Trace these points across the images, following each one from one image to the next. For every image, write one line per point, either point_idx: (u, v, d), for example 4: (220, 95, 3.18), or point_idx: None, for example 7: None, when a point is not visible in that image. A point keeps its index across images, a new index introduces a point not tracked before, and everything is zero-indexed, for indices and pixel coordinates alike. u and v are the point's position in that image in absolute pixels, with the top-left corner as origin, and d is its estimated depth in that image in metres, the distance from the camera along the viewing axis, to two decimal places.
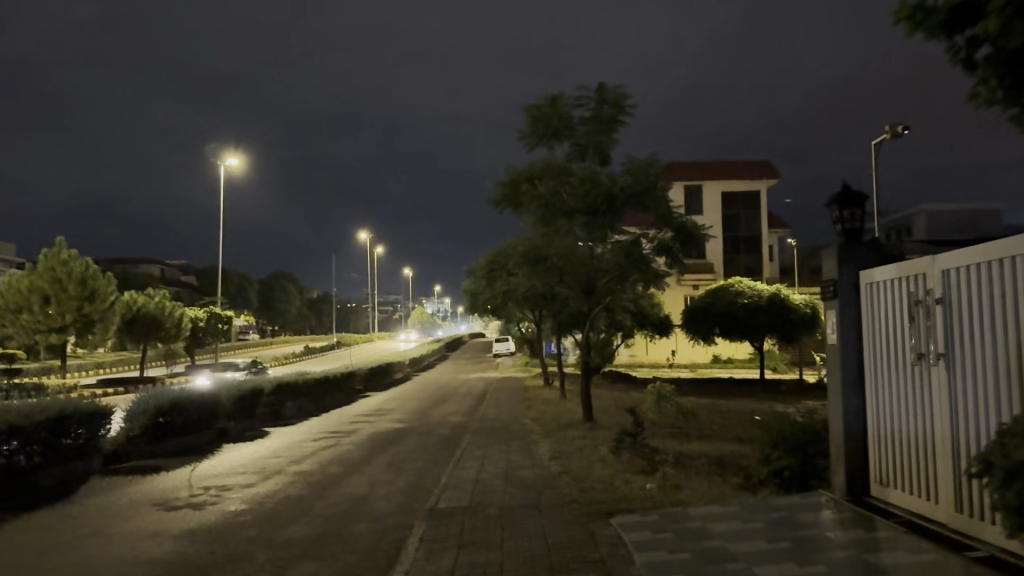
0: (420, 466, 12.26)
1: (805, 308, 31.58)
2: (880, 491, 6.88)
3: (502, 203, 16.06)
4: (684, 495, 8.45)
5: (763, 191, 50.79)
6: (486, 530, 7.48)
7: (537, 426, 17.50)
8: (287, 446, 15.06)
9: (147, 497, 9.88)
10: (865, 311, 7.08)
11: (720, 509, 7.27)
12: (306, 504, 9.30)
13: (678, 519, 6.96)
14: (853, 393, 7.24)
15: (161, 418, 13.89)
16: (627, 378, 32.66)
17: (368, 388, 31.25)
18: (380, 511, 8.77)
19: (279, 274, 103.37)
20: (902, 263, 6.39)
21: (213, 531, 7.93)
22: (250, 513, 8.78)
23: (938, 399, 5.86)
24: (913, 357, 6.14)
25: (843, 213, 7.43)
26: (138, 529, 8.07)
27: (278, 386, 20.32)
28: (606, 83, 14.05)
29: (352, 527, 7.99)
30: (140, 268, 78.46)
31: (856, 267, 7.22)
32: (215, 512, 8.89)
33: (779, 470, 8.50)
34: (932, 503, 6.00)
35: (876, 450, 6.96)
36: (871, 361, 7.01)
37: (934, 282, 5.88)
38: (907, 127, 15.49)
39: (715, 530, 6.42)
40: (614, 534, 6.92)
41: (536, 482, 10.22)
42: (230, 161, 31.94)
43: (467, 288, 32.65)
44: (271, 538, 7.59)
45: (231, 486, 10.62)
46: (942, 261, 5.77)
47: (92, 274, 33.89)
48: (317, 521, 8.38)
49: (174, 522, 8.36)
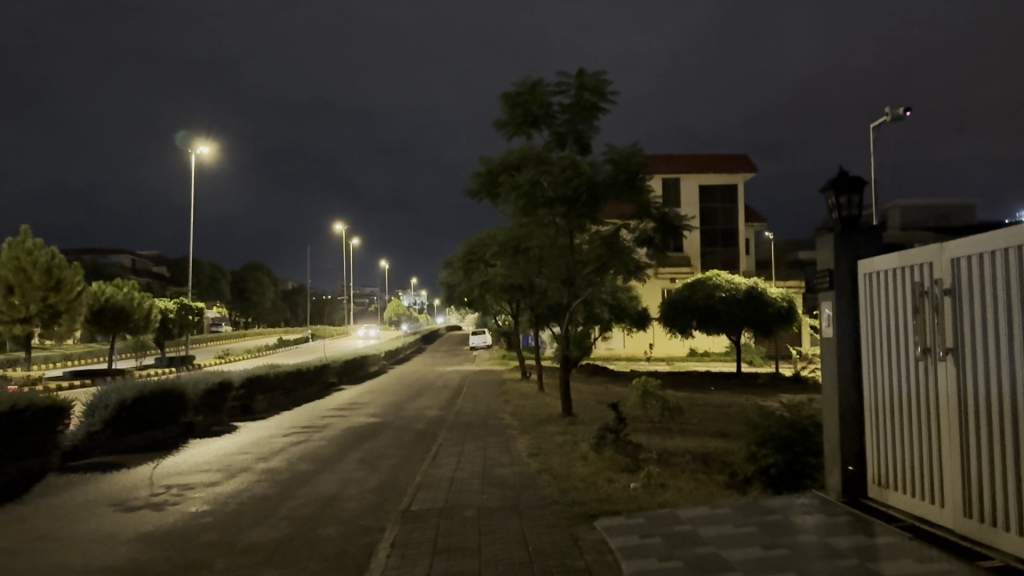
0: (394, 463, 12.03)
1: (783, 302, 31.84)
2: (878, 492, 6.83)
3: (479, 193, 15.84)
4: (669, 496, 8.36)
5: (741, 184, 50.94)
6: (462, 535, 7.32)
7: (515, 421, 17.36)
8: (255, 442, 14.79)
9: (106, 496, 9.62)
10: (863, 300, 7.02)
11: (709, 511, 7.16)
12: (271, 505, 9.07)
13: (666, 523, 6.83)
14: (850, 391, 7.17)
15: (124, 413, 13.53)
16: (604, 372, 32.71)
17: (342, 380, 30.96)
18: (351, 514, 8.58)
19: (253, 265, 102.60)
20: (906, 251, 6.30)
21: (171, 535, 7.68)
22: (211, 515, 8.55)
23: (946, 396, 5.76)
24: (919, 353, 6.04)
25: (840, 199, 7.40)
26: (95, 532, 7.82)
27: (248, 379, 20.01)
28: (587, 69, 13.87)
29: (318, 531, 7.79)
30: (109, 258, 77.20)
31: (853, 258, 7.17)
32: (175, 513, 8.62)
33: (766, 467, 8.46)
34: (940, 507, 5.91)
35: (874, 449, 6.91)
36: (868, 354, 6.94)
37: (942, 272, 5.79)
38: (909, 109, 15.56)
39: (708, 535, 6.30)
40: (598, 539, 6.78)
41: (515, 481, 10.05)
42: (201, 150, 31.37)
43: (444, 280, 32.44)
44: (233, 543, 7.36)
45: (195, 485, 10.37)
46: (951, 250, 5.68)
47: (59, 264, 33.26)
48: (283, 524, 8.14)
49: (130, 526, 8.07)
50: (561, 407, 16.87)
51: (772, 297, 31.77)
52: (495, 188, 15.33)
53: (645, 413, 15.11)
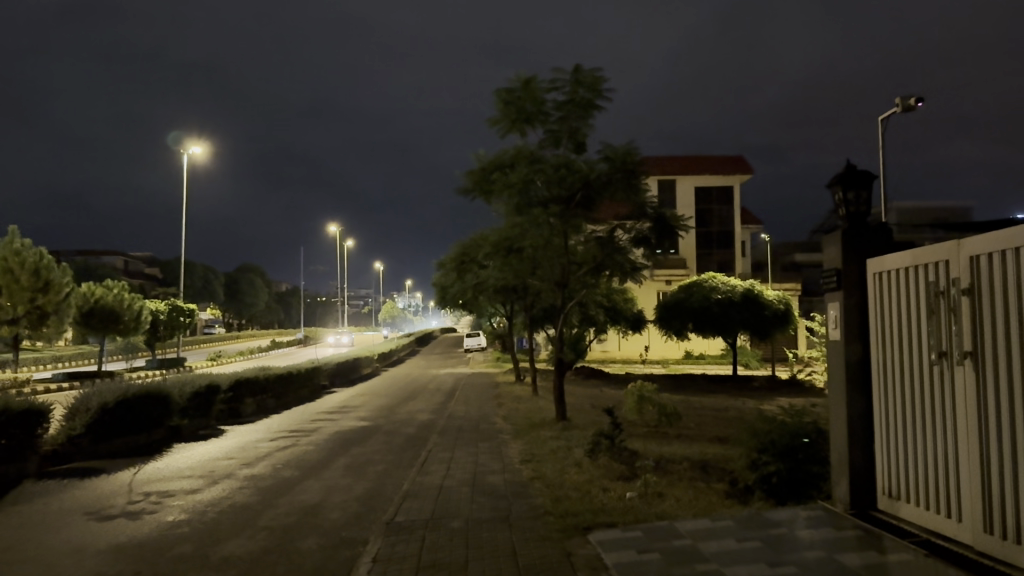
0: (381, 470, 11.90)
1: (779, 304, 31.83)
2: (888, 504, 6.70)
3: (471, 192, 15.65)
4: (666, 506, 8.24)
5: (736, 186, 50.90)
6: (448, 548, 7.18)
7: (507, 426, 17.24)
8: (242, 446, 14.60)
9: (82, 504, 9.46)
10: (872, 303, 6.92)
11: (710, 523, 7.02)
12: (252, 515, 8.91)
13: (663, 538, 6.69)
14: (859, 399, 7.04)
15: (106, 417, 13.37)
16: (599, 374, 32.56)
17: (334, 383, 30.77)
18: (332, 525, 8.41)
19: (246, 266, 102.24)
20: (919, 249, 6.19)
21: (144, 547, 7.52)
22: (188, 526, 8.38)
23: (964, 403, 5.62)
24: (934, 357, 5.92)
25: (847, 195, 7.23)
26: (66, 543, 7.67)
27: (237, 382, 19.85)
28: (582, 65, 13.74)
29: (298, 544, 7.63)
30: (102, 258, 77.08)
31: (862, 258, 7.07)
32: (150, 524, 8.44)
33: (767, 475, 8.35)
34: (956, 522, 5.78)
35: (884, 460, 6.79)
36: (878, 359, 6.84)
37: (958, 270, 5.68)
38: (920, 101, 15.36)
39: (709, 551, 6.15)
40: (593, 553, 6.64)
41: (506, 489, 9.93)
42: (193, 150, 31.20)
43: (437, 281, 32.24)
44: (207, 556, 7.21)
45: (175, 492, 10.19)
46: (968, 248, 5.56)
47: (47, 265, 32.90)
48: (262, 535, 7.99)
49: (103, 537, 7.90)
50: (555, 413, 16.75)
51: (768, 299, 31.71)
52: (488, 187, 15.13)
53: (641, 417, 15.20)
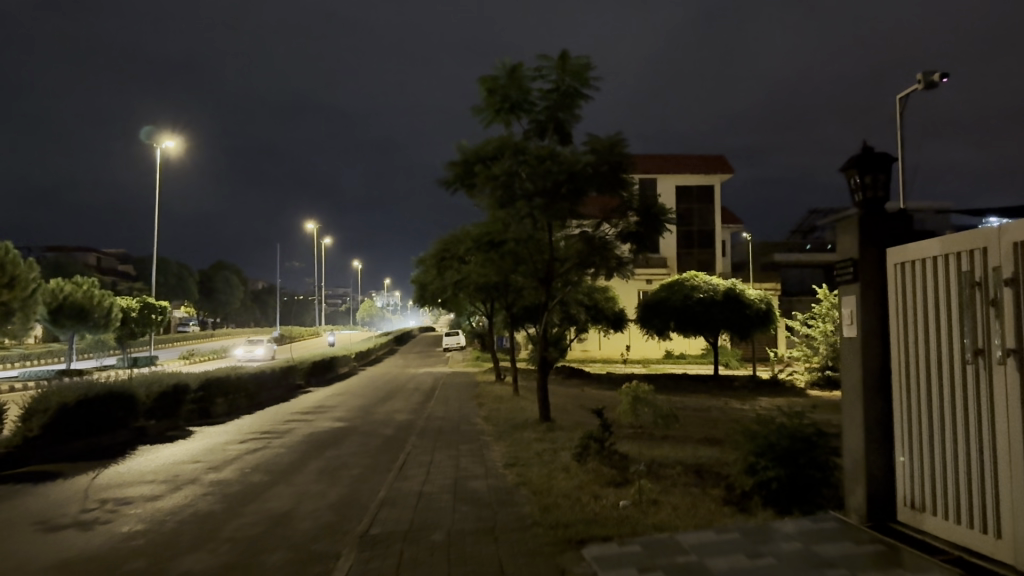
0: (355, 475, 11.58)
1: (760, 303, 31.88)
2: (909, 515, 6.58)
3: (452, 184, 15.33)
4: (663, 515, 8.06)
5: (717, 185, 51.13)
6: (430, 564, 6.95)
7: (490, 427, 17.03)
8: (209, 449, 14.22)
9: (36, 513, 9.12)
10: (892, 295, 6.81)
11: (716, 535, 6.84)
12: (216, 525, 8.63)
13: (666, 553, 6.50)
14: (878, 402, 6.92)
15: (65, 417, 12.96)
16: (580, 373, 32.42)
17: (310, 382, 30.36)
18: (302, 537, 8.14)
19: (221, 265, 101.01)
20: (950, 238, 6.04)
21: (98, 561, 7.22)
22: (143, 537, 8.08)
23: (1004, 406, 5.46)
24: (970, 355, 5.77)
25: (865, 178, 7.14)
26: (13, 557, 7.34)
27: (207, 382, 19.41)
28: (569, 53, 13.52)
29: (262, 558, 7.36)
30: (75, 254, 75.79)
31: (881, 246, 6.96)
32: (105, 535, 8.14)
33: (766, 481, 8.18)
34: (991, 537, 5.63)
35: (904, 468, 6.67)
36: (898, 357, 6.73)
37: (999, 259, 5.52)
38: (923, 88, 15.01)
39: (719, 569, 5.95)
40: (590, 571, 6.42)
41: (491, 497, 9.69)
42: (166, 144, 30.60)
43: (416, 279, 31.96)
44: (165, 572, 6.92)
45: (136, 499, 9.88)
46: (1010, 233, 5.41)
47: (13, 259, 30.79)
48: (227, 548, 7.70)
49: (53, 551, 7.57)
50: (538, 414, 16.58)
51: (749, 298, 31.74)
52: (470, 179, 14.87)
53: (635, 421, 15.14)
